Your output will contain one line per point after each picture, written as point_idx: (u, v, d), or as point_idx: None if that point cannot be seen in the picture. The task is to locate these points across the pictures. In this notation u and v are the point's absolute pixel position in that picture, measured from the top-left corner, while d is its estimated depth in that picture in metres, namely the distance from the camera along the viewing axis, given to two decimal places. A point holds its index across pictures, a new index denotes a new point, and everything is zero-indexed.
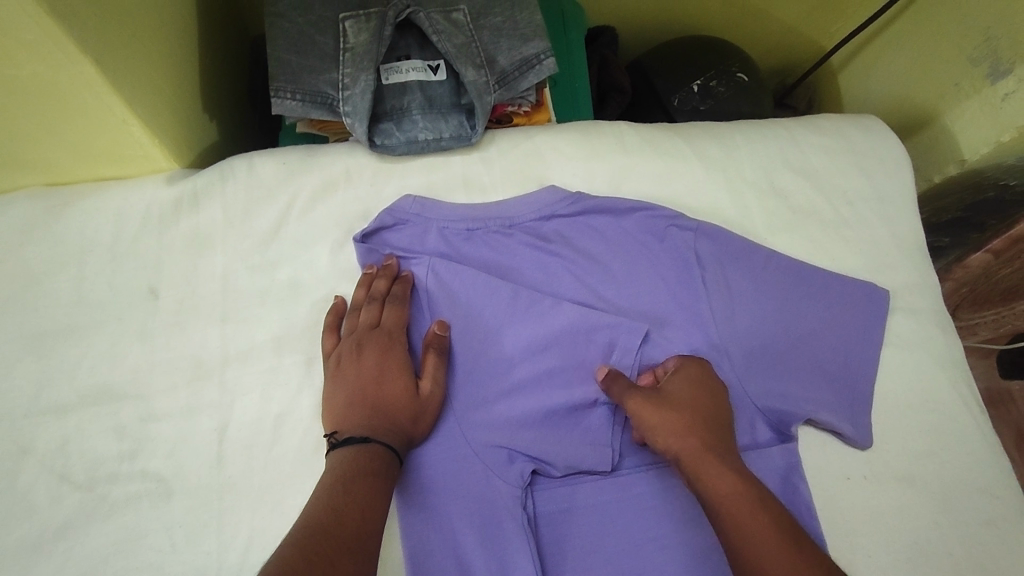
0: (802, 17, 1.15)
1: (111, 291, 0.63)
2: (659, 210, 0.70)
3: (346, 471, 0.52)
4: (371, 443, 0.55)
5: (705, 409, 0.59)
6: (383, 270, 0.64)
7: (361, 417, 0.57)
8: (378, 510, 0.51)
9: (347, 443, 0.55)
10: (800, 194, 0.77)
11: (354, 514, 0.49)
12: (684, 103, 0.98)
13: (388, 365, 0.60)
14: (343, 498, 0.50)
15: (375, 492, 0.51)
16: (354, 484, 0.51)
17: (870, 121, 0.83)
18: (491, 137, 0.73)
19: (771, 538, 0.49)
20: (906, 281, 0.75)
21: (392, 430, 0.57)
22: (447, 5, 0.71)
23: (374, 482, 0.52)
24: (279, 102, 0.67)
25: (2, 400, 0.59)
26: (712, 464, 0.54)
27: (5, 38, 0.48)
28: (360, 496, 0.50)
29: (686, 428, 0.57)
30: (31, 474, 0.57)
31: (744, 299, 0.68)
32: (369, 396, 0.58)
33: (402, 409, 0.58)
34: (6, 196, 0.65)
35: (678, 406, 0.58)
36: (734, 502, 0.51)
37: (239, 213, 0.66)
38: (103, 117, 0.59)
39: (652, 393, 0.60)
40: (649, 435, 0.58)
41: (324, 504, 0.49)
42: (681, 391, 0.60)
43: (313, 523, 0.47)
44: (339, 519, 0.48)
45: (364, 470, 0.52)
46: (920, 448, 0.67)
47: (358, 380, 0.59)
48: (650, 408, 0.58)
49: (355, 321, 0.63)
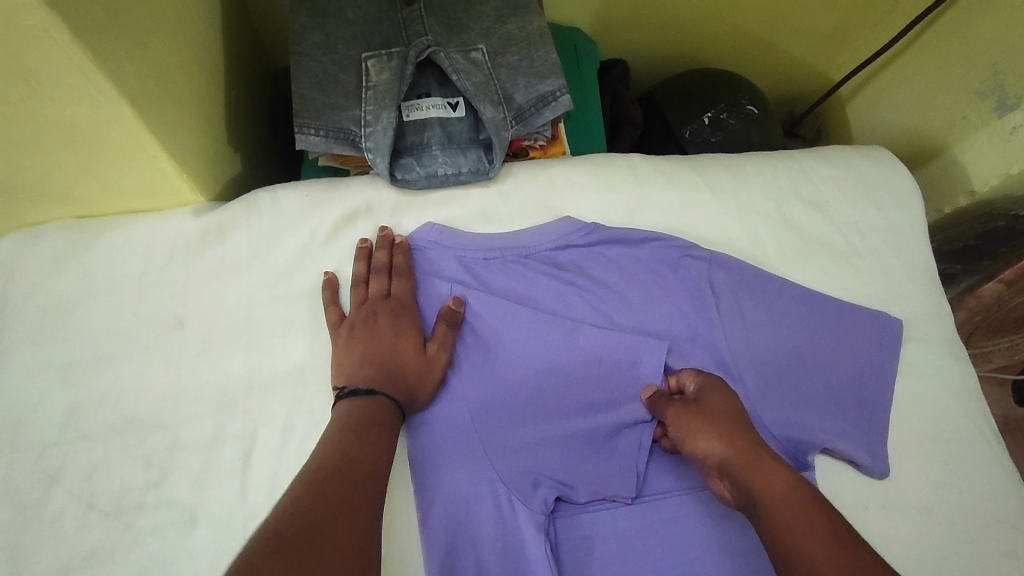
0: (810, 50, 1.17)
1: (139, 321, 0.65)
2: (672, 240, 0.71)
3: (354, 419, 0.56)
4: (377, 397, 0.58)
5: (742, 415, 0.60)
6: (384, 242, 0.68)
7: (369, 372, 0.60)
8: (381, 456, 0.54)
9: (356, 394, 0.58)
10: (812, 225, 0.78)
11: (363, 461, 0.52)
12: (695, 135, 1.00)
13: (401, 329, 0.63)
14: (353, 444, 0.53)
15: (382, 443, 0.55)
16: (363, 434, 0.55)
17: (880, 153, 0.84)
18: (508, 170, 0.75)
19: (823, 538, 0.48)
20: (919, 311, 0.75)
21: (398, 387, 0.60)
22: (466, 45, 0.73)
23: (382, 434, 0.56)
24: (304, 138, 0.69)
25: (32, 429, 0.61)
26: (760, 463, 0.55)
27: (49, 83, 0.50)
28: (368, 445, 0.54)
29: (729, 433, 0.57)
30: (59, 502, 0.58)
31: (757, 326, 0.69)
32: (379, 355, 0.61)
33: (411, 371, 0.61)
34: (39, 229, 0.67)
35: (719, 413, 0.59)
36: (786, 501, 0.51)
37: (263, 245, 0.68)
38: (136, 154, 0.61)
39: (687, 403, 0.61)
40: (689, 443, 0.59)
41: (334, 447, 0.53)
42: (718, 398, 0.61)
43: (326, 464, 0.51)
44: (349, 463, 0.52)
45: (373, 423, 0.56)
46: (938, 478, 0.67)
47: (369, 340, 0.62)
48: (687, 417, 0.60)
49: (362, 292, 0.66)
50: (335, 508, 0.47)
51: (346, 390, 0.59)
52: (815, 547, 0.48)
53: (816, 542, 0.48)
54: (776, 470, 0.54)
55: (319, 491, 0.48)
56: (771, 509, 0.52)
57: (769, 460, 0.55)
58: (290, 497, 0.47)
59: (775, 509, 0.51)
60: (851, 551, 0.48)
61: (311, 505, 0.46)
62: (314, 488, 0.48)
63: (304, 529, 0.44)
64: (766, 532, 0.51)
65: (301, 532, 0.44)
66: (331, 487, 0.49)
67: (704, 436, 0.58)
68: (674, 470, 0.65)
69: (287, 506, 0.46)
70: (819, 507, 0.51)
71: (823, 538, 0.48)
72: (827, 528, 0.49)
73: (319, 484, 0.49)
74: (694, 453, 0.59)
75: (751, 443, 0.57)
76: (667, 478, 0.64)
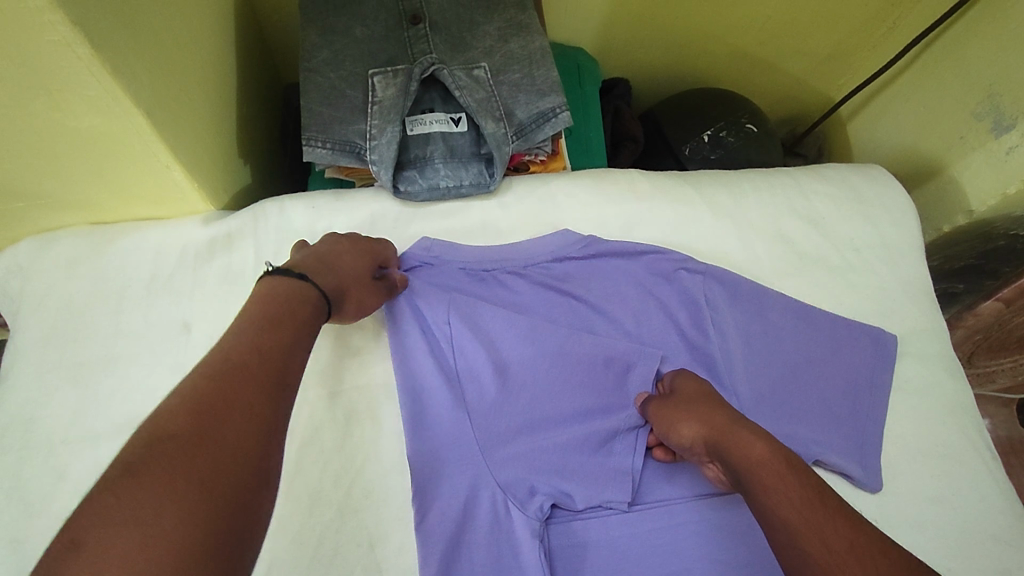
0: (810, 71, 1.19)
1: (147, 325, 0.67)
2: (668, 253, 0.73)
3: (275, 307, 0.53)
4: (308, 283, 0.57)
5: (720, 397, 0.61)
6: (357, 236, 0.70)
7: (312, 264, 0.60)
8: (289, 355, 0.50)
9: (289, 272, 0.57)
10: (808, 241, 0.79)
11: (273, 359, 0.48)
12: (695, 152, 1.01)
13: (358, 255, 0.64)
14: (266, 339, 0.49)
15: (293, 343, 0.51)
16: (278, 328, 0.51)
17: (876, 171, 0.85)
18: (509, 184, 0.77)
19: (798, 499, 0.48)
20: (914, 327, 0.76)
21: (330, 284, 0.59)
22: (469, 63, 0.76)
23: (298, 329, 0.52)
24: (311, 150, 0.72)
25: (42, 427, 0.62)
26: (734, 437, 0.55)
27: (70, 94, 0.53)
28: (282, 338, 0.50)
29: (705, 416, 0.58)
30: (66, 498, 0.60)
31: (749, 338, 0.70)
32: (329, 258, 0.62)
33: (346, 279, 0.61)
34: (55, 235, 0.70)
35: (695, 399, 0.61)
36: (759, 466, 0.52)
37: (269, 251, 0.70)
38: (149, 163, 0.63)
39: (665, 399, 0.63)
40: (671, 434, 0.60)
41: (245, 341, 0.48)
42: (693, 388, 0.62)
43: (232, 355, 0.47)
44: (258, 361, 0.47)
45: (289, 312, 0.53)
46: (932, 493, 0.67)
47: (326, 250, 0.63)
48: (666, 412, 0.61)
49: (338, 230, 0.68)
50: (236, 407, 0.43)
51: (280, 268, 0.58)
52: (791, 508, 0.48)
53: (789, 502, 0.48)
54: (750, 442, 0.54)
55: (218, 385, 0.44)
56: (749, 477, 0.52)
57: (744, 429, 0.55)
58: (183, 390, 0.43)
59: (752, 478, 0.52)
60: (826, 508, 0.47)
61: (207, 404, 0.42)
62: (215, 380, 0.44)
63: (196, 429, 0.40)
64: (749, 502, 0.51)
65: (190, 432, 0.39)
66: (231, 385, 0.44)
67: (682, 422, 0.59)
68: (669, 479, 0.65)
69: (179, 404, 0.41)
70: (794, 469, 0.51)
71: (796, 498, 0.48)
72: (802, 489, 0.49)
73: (221, 377, 0.44)
74: (680, 442, 0.60)
75: (725, 419, 0.57)
76: (661, 487, 0.65)
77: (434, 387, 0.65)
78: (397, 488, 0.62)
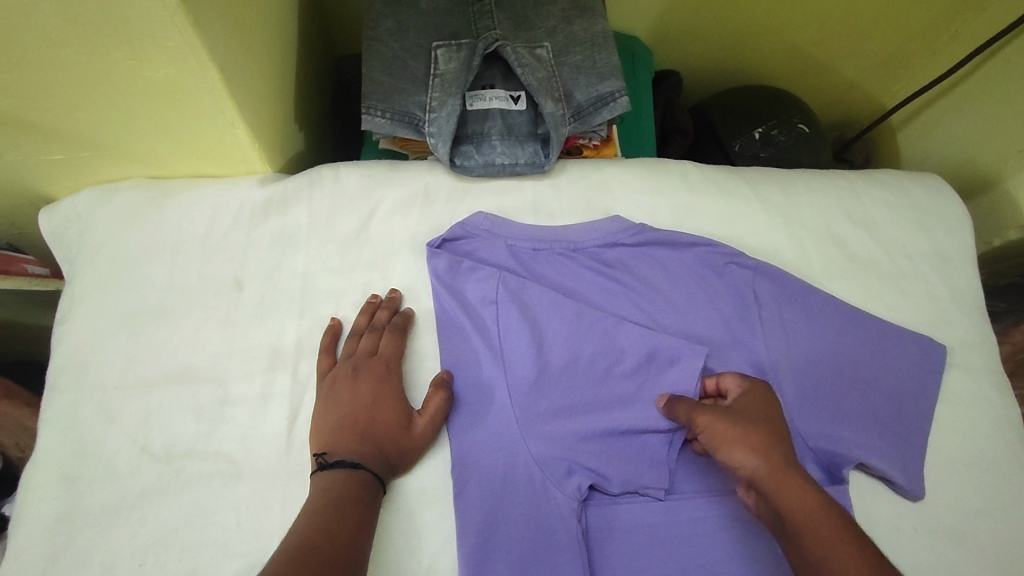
0: (864, 74, 1.17)
1: (200, 281, 0.68)
2: (719, 247, 0.72)
3: (336, 492, 0.54)
4: (359, 469, 0.56)
5: (778, 429, 0.59)
6: (387, 301, 0.67)
7: (350, 441, 0.58)
8: (361, 530, 0.52)
9: (335, 465, 0.56)
10: (859, 244, 0.78)
11: (345, 531, 0.51)
12: (744, 149, 1.00)
13: (382, 395, 0.62)
14: (335, 514, 0.52)
15: (362, 519, 0.53)
16: (346, 503, 0.53)
17: (933, 179, 0.84)
18: (563, 166, 0.77)
19: (856, 560, 0.48)
20: (962, 338, 0.75)
21: (377, 456, 0.58)
22: (531, 42, 0.75)
23: (363, 503, 0.54)
24: (370, 119, 0.72)
25: (98, 371, 0.64)
26: (788, 481, 0.54)
27: (150, 45, 0.53)
28: (351, 511, 0.53)
29: (763, 446, 0.56)
30: (116, 443, 0.61)
31: (796, 337, 0.69)
32: (360, 422, 0.59)
33: (390, 440, 0.59)
34: (114, 186, 0.71)
35: (753, 422, 0.58)
36: (815, 519, 0.51)
37: (322, 217, 0.71)
38: (215, 119, 0.64)
39: (722, 409, 0.60)
40: (721, 447, 0.57)
41: (316, 519, 0.51)
42: (755, 410, 0.60)
43: (307, 535, 0.50)
44: (331, 535, 0.50)
45: (354, 490, 0.55)
46: (974, 506, 0.66)
47: (354, 408, 0.60)
48: (722, 423, 0.58)
49: (354, 345, 0.64)
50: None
51: (326, 461, 0.57)
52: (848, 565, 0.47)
53: (847, 561, 0.48)
54: (806, 491, 0.53)
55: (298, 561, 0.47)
56: (801, 527, 0.51)
57: (800, 477, 0.54)
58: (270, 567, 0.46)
59: (805, 528, 0.51)
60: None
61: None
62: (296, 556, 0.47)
63: None
64: (793, 549, 0.51)
65: None
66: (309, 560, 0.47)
67: (739, 441, 0.56)
68: (707, 473, 0.65)
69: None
70: (848, 527, 0.50)
71: (854, 559, 0.48)
72: (860, 550, 0.48)
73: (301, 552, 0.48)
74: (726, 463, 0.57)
75: (784, 460, 0.55)
76: (699, 481, 0.64)
77: (478, 360, 0.65)
78: (438, 459, 0.62)
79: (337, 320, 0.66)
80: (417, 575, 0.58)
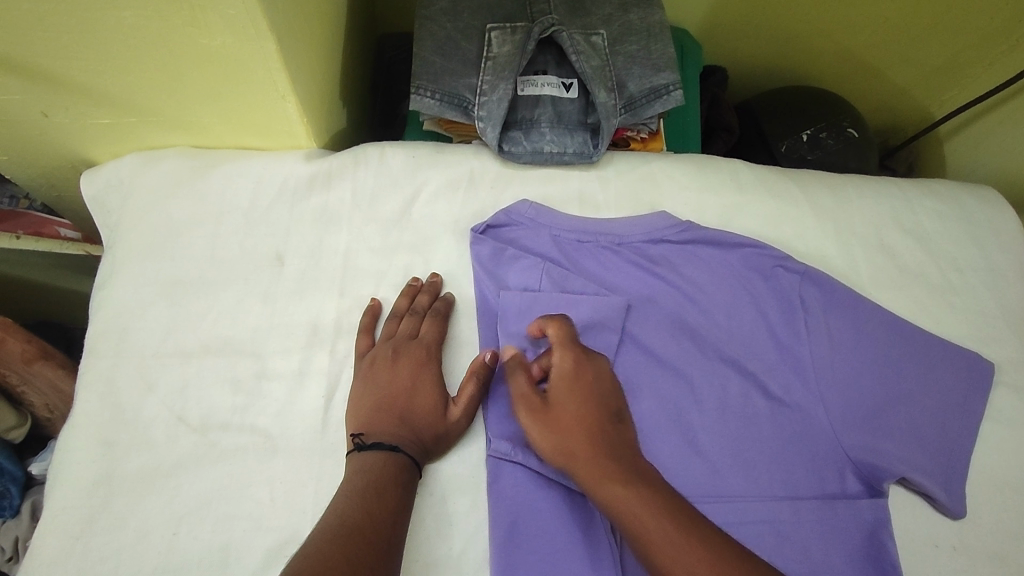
0: (915, 82, 1.14)
1: (240, 253, 0.67)
2: (767, 249, 0.70)
3: (376, 471, 0.54)
4: (397, 452, 0.55)
5: (591, 415, 0.58)
6: (428, 286, 0.66)
7: (387, 424, 0.58)
8: (399, 514, 0.52)
9: (372, 447, 0.56)
10: (909, 255, 0.76)
11: (384, 513, 0.51)
12: (791, 150, 0.98)
13: (421, 380, 0.61)
14: (373, 493, 0.52)
15: (400, 499, 0.53)
16: (385, 484, 0.53)
17: (988, 192, 0.82)
18: (610, 158, 0.75)
19: (667, 536, 0.50)
20: (1011, 356, 0.73)
21: (414, 441, 0.57)
22: (587, 28, 0.74)
23: (401, 484, 0.54)
24: (419, 100, 0.70)
25: (137, 338, 0.64)
26: (594, 473, 0.55)
27: (211, 11, 0.52)
28: (389, 491, 0.52)
29: (570, 443, 0.57)
30: (153, 411, 0.61)
31: (841, 346, 0.67)
32: (398, 406, 0.59)
33: (427, 426, 0.59)
34: (158, 153, 0.70)
35: (561, 419, 0.58)
36: (622, 507, 0.53)
37: (366, 196, 0.70)
38: (267, 91, 0.63)
39: (535, 403, 0.59)
40: (540, 448, 0.58)
41: (356, 497, 0.51)
42: (565, 404, 0.58)
43: (349, 511, 0.50)
44: (370, 515, 0.50)
45: (393, 471, 0.54)
46: (1015, 528, 0.65)
47: (391, 390, 0.60)
48: (536, 429, 0.58)
49: (394, 328, 0.64)
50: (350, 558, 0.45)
51: (363, 442, 0.57)
52: (656, 542, 0.50)
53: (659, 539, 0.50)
54: (608, 479, 0.54)
55: (339, 538, 0.47)
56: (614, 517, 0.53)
57: (603, 466, 0.55)
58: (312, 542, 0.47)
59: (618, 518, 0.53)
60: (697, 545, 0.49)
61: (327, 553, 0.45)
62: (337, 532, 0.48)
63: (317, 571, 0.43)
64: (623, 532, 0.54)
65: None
66: (348, 538, 0.47)
67: (553, 443, 0.57)
68: (749, 479, 0.63)
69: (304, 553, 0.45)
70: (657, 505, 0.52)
71: (666, 535, 0.50)
72: (668, 526, 0.50)
73: (342, 529, 0.48)
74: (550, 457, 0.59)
75: (592, 449, 0.56)
76: (739, 482, 0.62)
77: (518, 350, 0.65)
78: (472, 446, 0.62)
79: (378, 300, 0.66)
80: (448, 562, 0.57)
